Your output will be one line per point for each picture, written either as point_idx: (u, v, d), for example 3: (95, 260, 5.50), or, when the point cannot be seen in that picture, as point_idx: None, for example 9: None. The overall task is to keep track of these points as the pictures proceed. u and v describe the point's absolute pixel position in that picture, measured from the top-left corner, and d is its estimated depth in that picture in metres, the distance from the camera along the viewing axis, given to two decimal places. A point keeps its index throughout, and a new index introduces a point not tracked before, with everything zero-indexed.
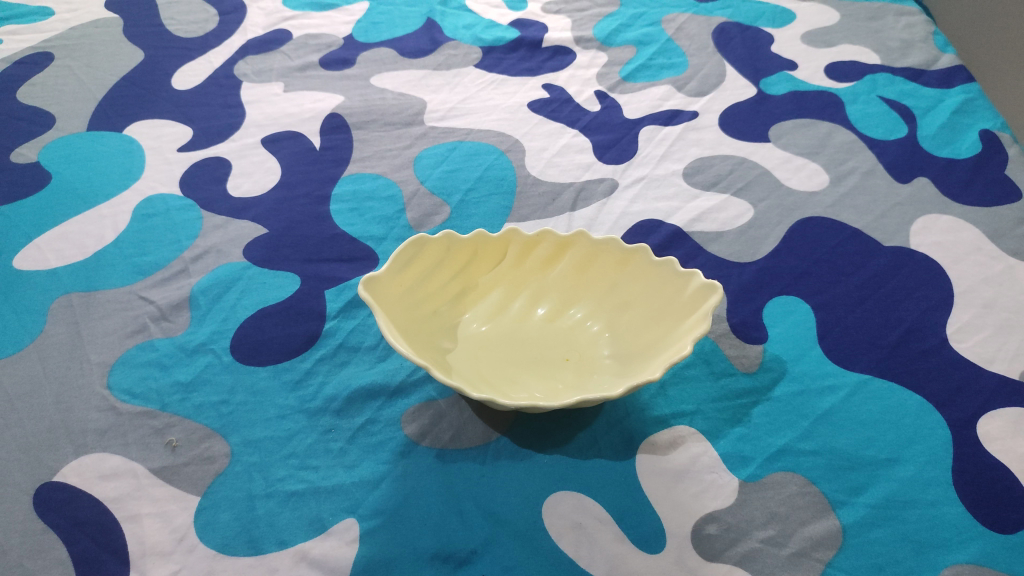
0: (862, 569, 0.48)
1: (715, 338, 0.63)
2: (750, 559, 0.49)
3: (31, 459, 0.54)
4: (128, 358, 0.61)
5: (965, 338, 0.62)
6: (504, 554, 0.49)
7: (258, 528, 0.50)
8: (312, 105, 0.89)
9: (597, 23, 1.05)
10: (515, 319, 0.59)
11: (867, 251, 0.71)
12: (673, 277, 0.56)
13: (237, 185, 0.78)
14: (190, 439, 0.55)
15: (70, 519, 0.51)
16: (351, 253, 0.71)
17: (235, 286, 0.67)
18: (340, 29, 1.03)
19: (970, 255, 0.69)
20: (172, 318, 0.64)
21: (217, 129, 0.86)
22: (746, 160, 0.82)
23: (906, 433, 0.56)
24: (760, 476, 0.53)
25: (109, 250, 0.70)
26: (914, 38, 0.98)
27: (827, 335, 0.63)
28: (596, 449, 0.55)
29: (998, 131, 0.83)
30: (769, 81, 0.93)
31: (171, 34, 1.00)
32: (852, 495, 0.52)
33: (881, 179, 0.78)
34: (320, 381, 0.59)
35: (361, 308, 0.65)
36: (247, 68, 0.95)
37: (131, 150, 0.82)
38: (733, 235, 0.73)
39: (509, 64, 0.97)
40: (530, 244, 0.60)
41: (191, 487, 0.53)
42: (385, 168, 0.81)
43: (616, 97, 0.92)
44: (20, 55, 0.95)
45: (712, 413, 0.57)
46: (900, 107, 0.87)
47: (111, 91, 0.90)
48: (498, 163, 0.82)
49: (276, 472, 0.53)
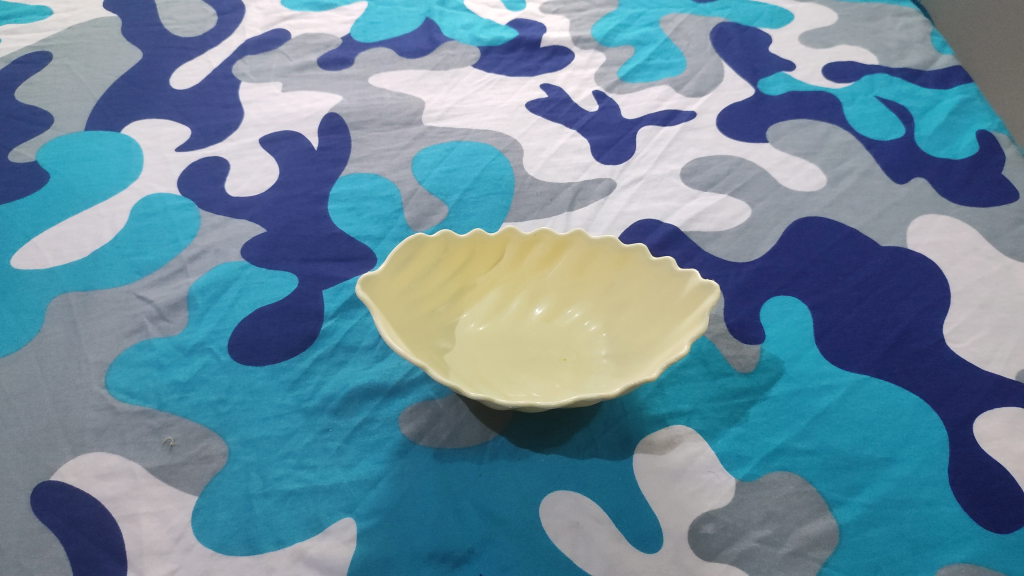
0: (858, 568, 0.49)
1: (712, 338, 0.63)
2: (747, 558, 0.49)
3: (28, 458, 0.54)
4: (126, 357, 0.61)
5: (962, 338, 0.62)
6: (502, 554, 0.49)
7: (255, 527, 0.51)
8: (311, 104, 0.89)
9: (595, 23, 1.05)
10: (513, 319, 0.59)
11: (865, 250, 0.71)
12: (670, 277, 0.56)
13: (235, 185, 0.78)
14: (188, 439, 0.55)
15: (67, 518, 0.51)
16: (349, 253, 0.71)
17: (233, 285, 0.67)
18: (339, 29, 1.03)
19: (967, 256, 0.69)
20: (170, 317, 0.64)
21: (216, 128, 0.86)
22: (744, 160, 0.82)
23: (903, 433, 0.56)
24: (758, 475, 0.53)
25: (107, 249, 0.70)
26: (912, 38, 0.99)
27: (824, 335, 0.63)
28: (593, 449, 0.55)
29: (995, 131, 0.83)
30: (768, 81, 0.93)
31: (169, 34, 1.00)
32: (849, 494, 0.52)
33: (879, 179, 0.78)
34: (318, 380, 0.59)
35: (359, 307, 0.65)
36: (245, 68, 0.95)
37: (129, 149, 0.82)
38: (731, 235, 0.73)
39: (507, 64, 0.97)
40: (528, 244, 0.60)
41: (188, 487, 0.53)
42: (383, 167, 0.81)
43: (614, 97, 0.92)
44: (18, 55, 0.95)
45: (709, 413, 0.57)
46: (898, 107, 0.88)
47: (109, 90, 0.90)
48: (496, 163, 0.82)
49: (274, 472, 0.53)
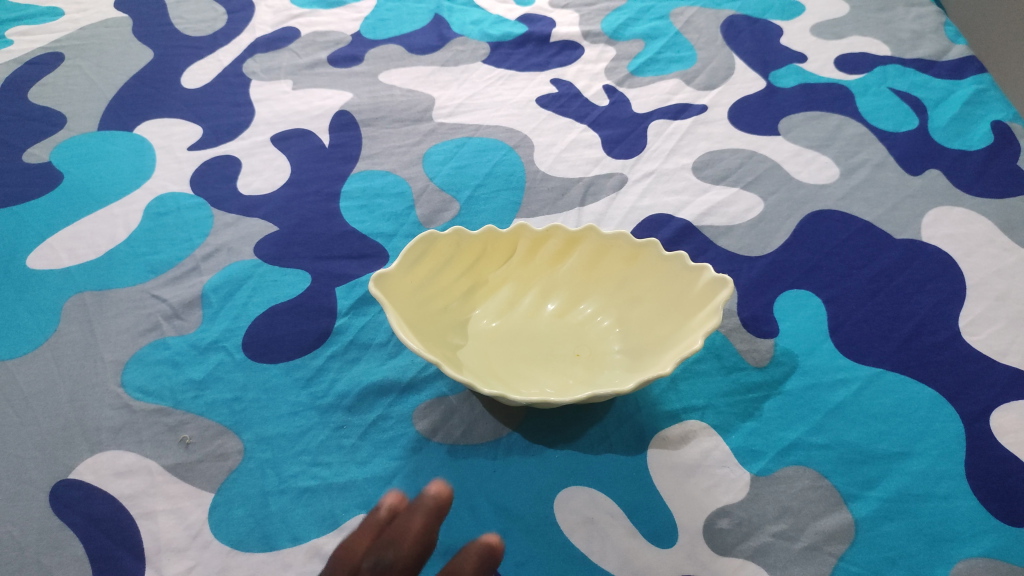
0: (874, 563, 0.48)
1: (726, 333, 0.63)
2: (762, 553, 0.49)
3: (47, 457, 0.55)
4: (141, 356, 0.61)
5: (978, 331, 0.62)
6: (517, 549, 0.49)
7: (271, 524, 0.51)
8: (321, 102, 0.90)
9: (605, 17, 1.04)
10: (525, 315, 0.59)
11: (878, 244, 0.70)
12: (683, 271, 0.56)
13: (248, 183, 0.79)
14: (203, 437, 0.56)
15: (86, 515, 0.51)
16: (361, 250, 0.71)
17: (246, 284, 0.67)
18: (348, 26, 1.03)
19: (983, 247, 0.69)
20: (185, 316, 0.65)
21: (228, 127, 0.86)
22: (756, 153, 0.81)
23: (919, 427, 0.55)
24: (772, 470, 0.53)
25: (121, 249, 0.71)
26: (925, 29, 0.97)
27: (838, 329, 0.63)
28: (607, 444, 0.55)
29: (1010, 122, 0.82)
30: (779, 73, 0.92)
31: (180, 33, 1.00)
32: (865, 488, 0.52)
33: (893, 172, 0.78)
34: (332, 377, 0.60)
35: (372, 304, 0.66)
36: (256, 66, 0.96)
37: (143, 149, 0.83)
38: (744, 228, 0.73)
39: (517, 59, 0.97)
40: (540, 240, 0.60)
41: (204, 484, 0.53)
42: (394, 164, 0.81)
43: (625, 91, 0.92)
44: (32, 56, 0.96)
45: (723, 408, 0.57)
46: (912, 99, 0.87)
47: (122, 90, 0.91)
48: (507, 159, 0.82)
49: (289, 469, 0.54)
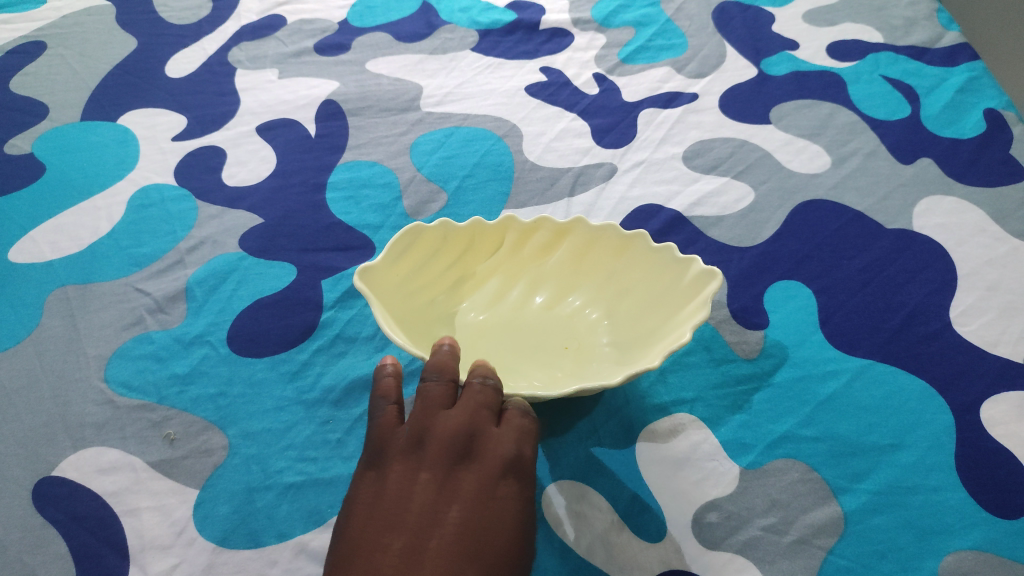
0: (864, 556, 0.48)
1: (716, 324, 0.62)
2: (751, 547, 0.49)
3: (30, 454, 0.54)
4: (124, 351, 0.60)
5: (968, 322, 0.61)
6: None
7: (257, 520, 0.50)
8: (308, 91, 0.88)
9: (595, 4, 1.03)
10: (513, 307, 0.59)
11: (870, 234, 0.70)
12: (672, 263, 0.56)
13: (233, 174, 0.78)
14: (188, 432, 0.55)
15: (68, 513, 0.51)
16: (347, 242, 0.70)
17: (231, 277, 0.66)
18: (335, 13, 1.02)
19: (974, 237, 0.68)
20: (169, 310, 0.64)
21: (212, 117, 0.85)
22: (747, 142, 0.81)
23: (909, 419, 0.55)
24: (762, 463, 0.53)
25: (104, 242, 0.70)
26: (918, 15, 0.96)
27: (829, 321, 0.62)
28: (595, 438, 0.54)
29: (1002, 110, 0.81)
30: (771, 61, 0.91)
31: (164, 21, 0.99)
32: (854, 481, 0.52)
33: (884, 161, 0.77)
34: (318, 372, 0.59)
35: (358, 297, 0.65)
36: (241, 55, 0.94)
37: (126, 139, 0.81)
38: (734, 219, 0.72)
39: (506, 47, 0.96)
40: (527, 231, 0.59)
41: (189, 481, 0.53)
42: (381, 154, 0.80)
43: (615, 79, 0.91)
44: (12, 45, 0.94)
45: (712, 400, 0.57)
46: (904, 87, 0.86)
47: (104, 79, 0.89)
48: (496, 149, 0.81)
49: (274, 464, 0.53)
